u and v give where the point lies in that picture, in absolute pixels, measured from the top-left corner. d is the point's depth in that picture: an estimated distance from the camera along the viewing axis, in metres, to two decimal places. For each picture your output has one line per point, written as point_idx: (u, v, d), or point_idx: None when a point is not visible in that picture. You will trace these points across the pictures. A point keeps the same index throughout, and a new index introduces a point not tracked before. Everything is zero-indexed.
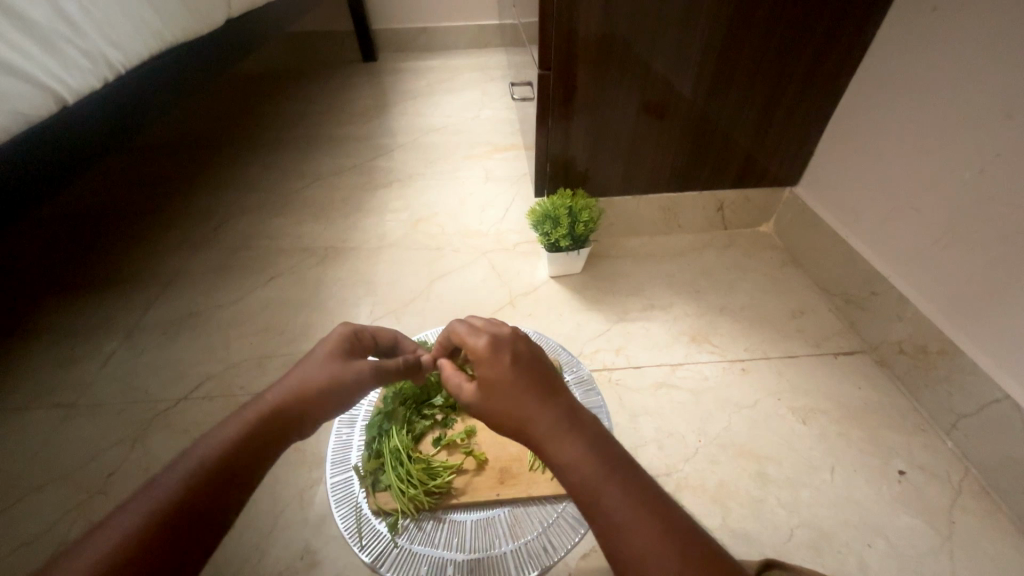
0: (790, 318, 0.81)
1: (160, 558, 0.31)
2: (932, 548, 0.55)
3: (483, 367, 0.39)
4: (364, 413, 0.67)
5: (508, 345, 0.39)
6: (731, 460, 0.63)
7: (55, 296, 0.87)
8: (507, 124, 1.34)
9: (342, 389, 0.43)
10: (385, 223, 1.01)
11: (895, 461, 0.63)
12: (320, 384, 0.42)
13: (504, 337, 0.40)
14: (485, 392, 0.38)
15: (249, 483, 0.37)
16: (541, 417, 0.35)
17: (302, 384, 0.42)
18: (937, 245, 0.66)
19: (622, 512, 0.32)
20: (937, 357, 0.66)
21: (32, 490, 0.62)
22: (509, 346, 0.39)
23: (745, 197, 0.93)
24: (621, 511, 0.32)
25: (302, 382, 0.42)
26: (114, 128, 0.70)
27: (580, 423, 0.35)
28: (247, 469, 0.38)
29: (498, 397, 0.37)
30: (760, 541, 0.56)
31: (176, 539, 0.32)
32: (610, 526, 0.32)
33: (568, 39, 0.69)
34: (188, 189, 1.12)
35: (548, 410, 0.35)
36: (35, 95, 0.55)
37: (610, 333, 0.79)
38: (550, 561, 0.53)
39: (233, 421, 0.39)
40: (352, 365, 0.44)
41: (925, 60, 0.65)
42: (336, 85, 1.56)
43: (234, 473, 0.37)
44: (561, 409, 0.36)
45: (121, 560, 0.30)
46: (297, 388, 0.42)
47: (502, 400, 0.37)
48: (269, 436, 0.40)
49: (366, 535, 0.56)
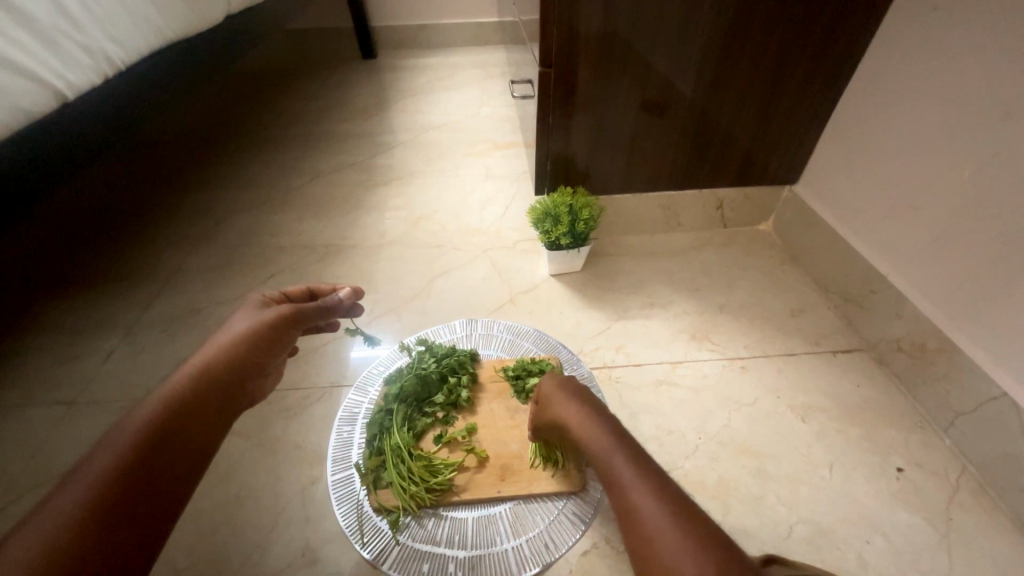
0: (789, 316, 0.81)
1: (127, 493, 0.35)
2: (930, 545, 0.56)
3: (544, 384, 0.57)
4: (365, 410, 0.68)
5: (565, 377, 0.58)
6: (730, 457, 0.64)
7: (53, 293, 0.86)
8: (507, 122, 1.33)
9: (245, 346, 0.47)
10: (385, 221, 1.01)
11: (893, 458, 0.63)
12: (237, 334, 0.48)
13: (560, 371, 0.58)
14: (545, 402, 0.55)
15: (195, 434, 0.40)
16: (572, 407, 0.51)
17: (224, 336, 0.47)
18: (935, 245, 0.66)
19: (627, 473, 0.41)
20: (936, 355, 0.67)
21: (32, 488, 0.62)
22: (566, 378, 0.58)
23: (744, 196, 0.93)
24: (626, 472, 0.41)
25: (224, 335, 0.47)
26: (113, 124, 0.69)
27: (605, 421, 0.48)
28: (186, 437, 0.40)
29: (553, 401, 0.54)
30: (759, 538, 0.57)
31: (139, 482, 0.35)
32: (617, 483, 0.41)
33: (569, 37, 0.69)
34: (187, 186, 1.12)
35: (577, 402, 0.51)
36: (35, 91, 0.54)
37: (610, 331, 0.79)
38: (550, 558, 0.54)
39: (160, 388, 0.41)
40: (271, 313, 0.50)
41: (925, 60, 0.65)
42: (335, 83, 1.55)
43: (182, 427, 0.40)
44: (594, 410, 0.50)
45: (92, 496, 0.33)
46: (218, 345, 0.46)
47: (556, 405, 0.53)
48: (196, 393, 0.42)
49: (367, 532, 0.56)
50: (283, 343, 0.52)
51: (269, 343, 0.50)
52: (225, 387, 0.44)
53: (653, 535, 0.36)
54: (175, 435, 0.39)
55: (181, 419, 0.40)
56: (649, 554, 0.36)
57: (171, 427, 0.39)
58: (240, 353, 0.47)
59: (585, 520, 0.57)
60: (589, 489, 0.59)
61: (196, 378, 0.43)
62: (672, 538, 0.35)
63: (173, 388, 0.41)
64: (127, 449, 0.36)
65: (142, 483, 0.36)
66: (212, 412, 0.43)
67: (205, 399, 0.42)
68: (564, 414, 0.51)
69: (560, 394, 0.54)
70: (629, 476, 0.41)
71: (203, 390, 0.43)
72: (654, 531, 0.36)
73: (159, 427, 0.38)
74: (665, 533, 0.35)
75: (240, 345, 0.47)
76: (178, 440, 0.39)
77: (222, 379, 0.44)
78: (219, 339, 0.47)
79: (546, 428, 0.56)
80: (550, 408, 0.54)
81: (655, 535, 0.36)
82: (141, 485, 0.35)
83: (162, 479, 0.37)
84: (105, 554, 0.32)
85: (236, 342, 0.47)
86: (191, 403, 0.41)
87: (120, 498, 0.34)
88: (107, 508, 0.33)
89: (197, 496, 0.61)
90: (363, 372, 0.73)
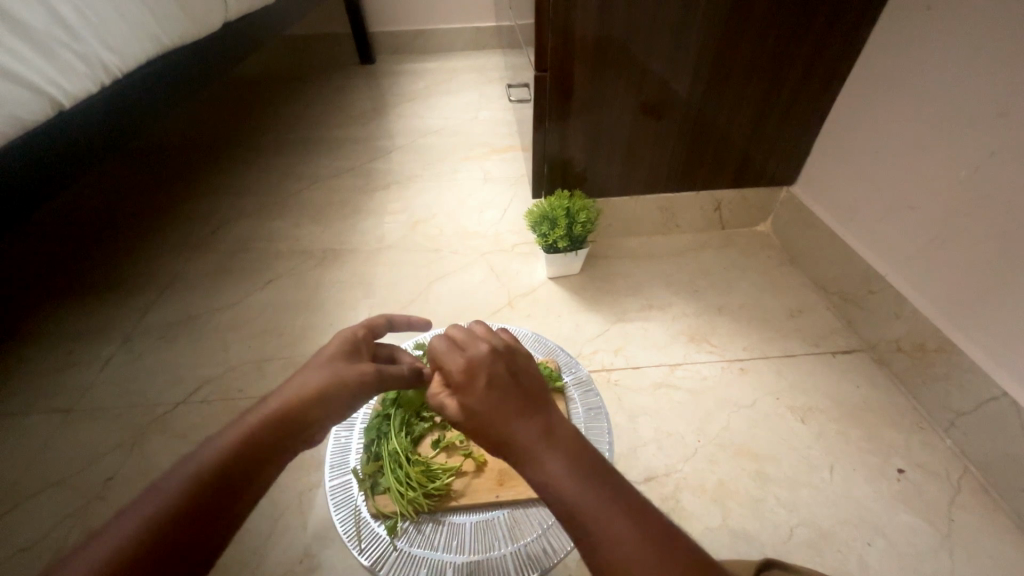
0: (787, 317, 0.81)
1: (185, 530, 0.32)
2: (932, 547, 0.55)
3: (468, 395, 0.38)
4: (363, 415, 0.66)
5: (486, 364, 0.39)
6: (731, 460, 0.63)
7: (52, 300, 0.87)
8: (505, 125, 1.34)
9: (311, 399, 0.41)
10: (384, 225, 1.02)
11: (893, 459, 0.63)
12: (322, 384, 0.42)
13: (484, 360, 0.39)
14: (469, 418, 0.38)
15: (258, 482, 0.36)
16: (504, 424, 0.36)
17: (303, 386, 0.42)
18: (931, 245, 0.66)
19: (616, 540, 0.30)
20: (935, 355, 0.66)
21: (29, 496, 0.62)
22: (487, 366, 0.39)
23: (742, 197, 0.93)
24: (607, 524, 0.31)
25: (303, 386, 0.42)
26: (111, 131, 0.70)
27: (559, 436, 0.35)
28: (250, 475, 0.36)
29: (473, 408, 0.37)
30: (760, 541, 0.56)
31: (195, 521, 0.33)
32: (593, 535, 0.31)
33: (565, 40, 0.69)
34: (186, 192, 1.12)
35: (511, 415, 0.36)
36: (30, 100, 0.55)
37: (609, 333, 0.79)
38: (549, 563, 0.53)
39: (248, 415, 0.39)
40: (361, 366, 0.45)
41: (918, 61, 0.65)
42: (334, 88, 1.56)
43: (249, 469, 0.36)
44: (538, 423, 0.35)
45: (153, 528, 0.31)
46: (297, 392, 0.41)
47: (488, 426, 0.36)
48: (270, 436, 0.38)
49: (365, 538, 0.55)
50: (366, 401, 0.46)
51: (351, 399, 0.43)
52: (289, 432, 0.39)
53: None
54: (241, 477, 0.36)
55: (251, 458, 0.36)
56: None
57: (234, 470, 0.36)
58: (325, 401, 0.41)
59: None
60: None
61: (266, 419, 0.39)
62: None
63: (249, 424, 0.38)
64: (201, 472, 0.35)
65: (194, 525, 0.33)
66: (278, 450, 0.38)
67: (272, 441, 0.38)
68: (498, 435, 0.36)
69: (486, 400, 0.37)
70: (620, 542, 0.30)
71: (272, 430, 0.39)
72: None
73: (232, 461, 0.36)
74: None
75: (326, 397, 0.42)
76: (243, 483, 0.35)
77: (297, 425, 0.40)
78: (296, 387, 0.42)
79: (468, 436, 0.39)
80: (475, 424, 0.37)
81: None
82: (195, 527, 0.33)
83: (220, 516, 0.34)
84: None
85: (321, 392, 0.42)
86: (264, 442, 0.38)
87: (168, 540, 0.31)
88: (155, 545, 0.31)
89: None
90: None
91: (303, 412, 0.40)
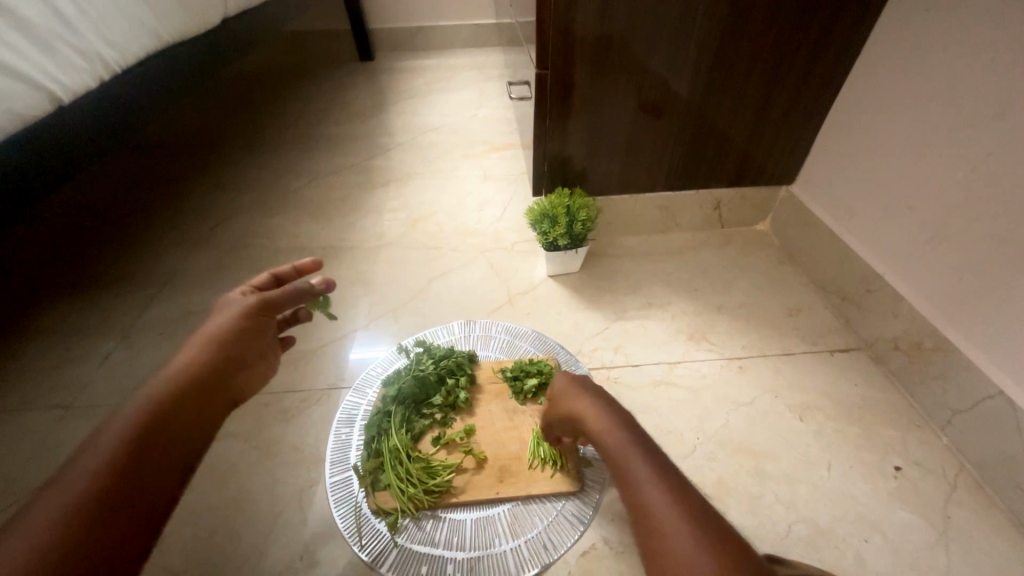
0: (786, 315, 0.82)
1: (134, 469, 0.37)
2: (928, 544, 0.56)
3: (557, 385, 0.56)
4: (362, 413, 0.68)
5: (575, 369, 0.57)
6: (729, 457, 0.64)
7: (50, 296, 0.86)
8: (505, 124, 1.34)
9: (221, 342, 0.47)
10: (383, 223, 1.01)
11: (890, 457, 0.63)
12: (220, 329, 0.48)
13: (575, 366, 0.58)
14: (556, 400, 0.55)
15: (188, 429, 0.42)
16: (577, 399, 0.51)
17: (205, 334, 0.47)
18: (931, 244, 0.66)
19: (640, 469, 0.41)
20: (932, 354, 0.67)
21: (28, 492, 0.62)
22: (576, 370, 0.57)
23: (741, 197, 0.94)
24: (634, 461, 0.41)
25: (208, 333, 0.47)
26: (111, 126, 0.69)
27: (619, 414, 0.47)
28: (163, 453, 0.39)
29: (566, 398, 0.53)
30: (758, 537, 0.57)
31: (146, 463, 0.38)
32: (622, 466, 0.42)
33: (566, 37, 0.69)
34: (185, 188, 1.12)
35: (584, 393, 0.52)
36: (29, 95, 0.54)
37: (608, 332, 0.79)
38: (549, 559, 0.54)
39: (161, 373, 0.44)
40: (249, 299, 0.51)
41: (919, 60, 0.65)
42: (333, 85, 1.56)
43: (179, 419, 0.42)
44: (605, 406, 0.49)
45: (109, 468, 0.36)
46: (203, 339, 0.47)
47: (568, 402, 0.52)
48: (194, 391, 0.44)
49: (365, 534, 0.56)
50: (267, 332, 0.52)
51: (252, 335, 0.50)
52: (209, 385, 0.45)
53: (666, 540, 0.35)
54: (172, 428, 0.41)
55: (175, 410, 0.42)
56: (655, 539, 0.36)
57: (165, 421, 0.41)
58: (228, 343, 0.48)
59: (585, 520, 0.57)
60: (587, 489, 0.59)
61: (170, 385, 0.43)
62: (671, 519, 0.36)
63: (168, 378, 0.43)
64: (137, 425, 0.39)
65: (146, 467, 0.38)
66: (194, 416, 0.43)
67: (183, 409, 0.42)
68: (572, 405, 0.52)
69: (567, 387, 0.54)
70: (639, 470, 0.41)
71: (180, 394, 0.43)
72: (671, 542, 0.35)
73: (161, 414, 0.41)
74: (665, 513, 0.37)
75: (228, 335, 0.48)
76: (173, 434, 0.41)
77: (210, 380, 0.45)
78: (202, 335, 0.47)
79: (554, 419, 0.56)
80: (560, 404, 0.54)
81: (674, 550, 0.35)
82: (143, 469, 0.38)
83: (165, 456, 0.39)
84: (114, 516, 0.35)
85: (222, 334, 0.48)
86: (175, 412, 0.42)
87: (123, 477, 0.36)
88: (118, 485, 0.36)
89: (193, 499, 0.61)
90: (361, 374, 0.73)
91: (217, 359, 0.46)
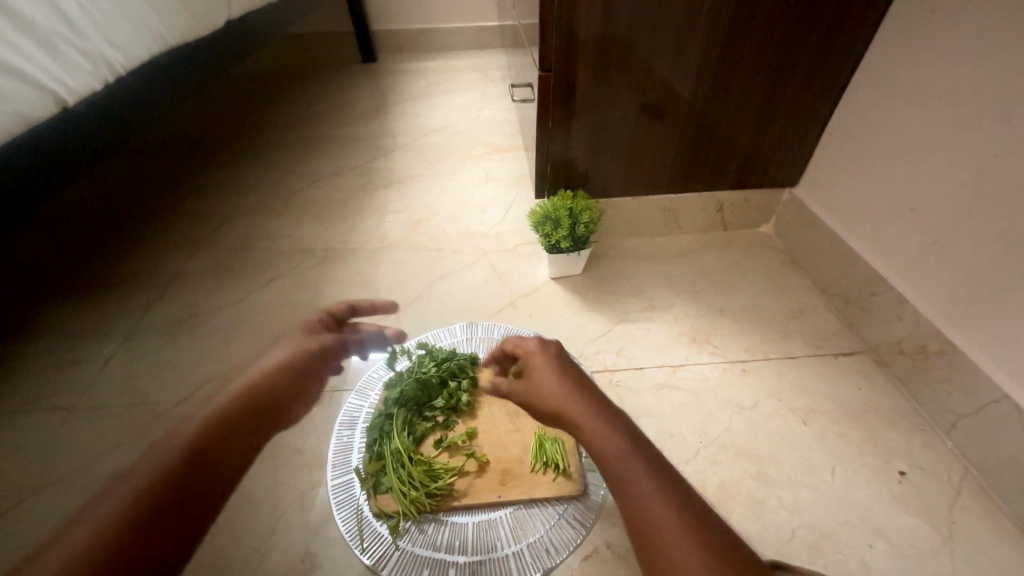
0: (789, 318, 0.81)
1: (196, 473, 0.35)
2: (932, 549, 0.55)
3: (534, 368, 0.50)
4: (364, 415, 0.68)
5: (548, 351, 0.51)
6: (731, 461, 0.63)
7: None
8: (507, 125, 1.34)
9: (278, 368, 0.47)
10: (385, 224, 1.05)
11: (895, 461, 0.63)
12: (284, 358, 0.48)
13: (552, 343, 0.53)
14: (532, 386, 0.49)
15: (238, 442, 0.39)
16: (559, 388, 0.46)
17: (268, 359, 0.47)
18: (935, 247, 0.66)
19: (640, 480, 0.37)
20: (937, 357, 0.66)
21: None
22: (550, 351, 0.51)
23: (744, 199, 0.93)
24: (635, 470, 0.38)
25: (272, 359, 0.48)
26: (115, 127, 0.69)
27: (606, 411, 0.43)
28: (223, 466, 0.38)
29: (545, 387, 0.47)
30: (762, 542, 0.56)
31: (204, 471, 0.35)
32: (618, 475, 0.38)
33: (569, 38, 0.69)
34: None
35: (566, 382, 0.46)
36: (35, 97, 0.54)
37: (611, 334, 0.79)
38: (550, 564, 0.54)
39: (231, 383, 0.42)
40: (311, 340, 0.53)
41: (923, 64, 0.65)
42: (336, 86, 1.56)
43: (234, 430, 0.39)
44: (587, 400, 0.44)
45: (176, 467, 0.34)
46: (261, 366, 0.47)
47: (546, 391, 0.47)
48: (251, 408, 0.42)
49: (366, 537, 0.56)
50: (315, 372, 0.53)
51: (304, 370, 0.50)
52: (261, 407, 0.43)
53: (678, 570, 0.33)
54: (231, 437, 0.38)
55: (235, 419, 0.39)
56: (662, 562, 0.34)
57: (227, 429, 0.38)
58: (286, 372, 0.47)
59: (586, 524, 0.56)
60: (590, 493, 0.59)
61: (240, 396, 0.41)
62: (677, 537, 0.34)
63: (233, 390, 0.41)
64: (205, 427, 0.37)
65: (202, 473, 0.35)
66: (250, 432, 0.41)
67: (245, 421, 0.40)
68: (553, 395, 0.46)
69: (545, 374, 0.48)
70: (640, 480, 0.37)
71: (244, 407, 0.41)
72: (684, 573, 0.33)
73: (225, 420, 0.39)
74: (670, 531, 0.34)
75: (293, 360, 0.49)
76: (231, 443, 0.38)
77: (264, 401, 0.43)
78: (264, 361, 0.47)
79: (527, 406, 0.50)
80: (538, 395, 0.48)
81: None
82: (202, 475, 0.35)
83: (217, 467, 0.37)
84: (166, 517, 0.32)
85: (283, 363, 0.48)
86: (237, 424, 0.39)
87: (183, 480, 0.34)
88: (177, 487, 0.33)
89: None
90: (363, 376, 0.73)
91: (279, 386, 0.46)
